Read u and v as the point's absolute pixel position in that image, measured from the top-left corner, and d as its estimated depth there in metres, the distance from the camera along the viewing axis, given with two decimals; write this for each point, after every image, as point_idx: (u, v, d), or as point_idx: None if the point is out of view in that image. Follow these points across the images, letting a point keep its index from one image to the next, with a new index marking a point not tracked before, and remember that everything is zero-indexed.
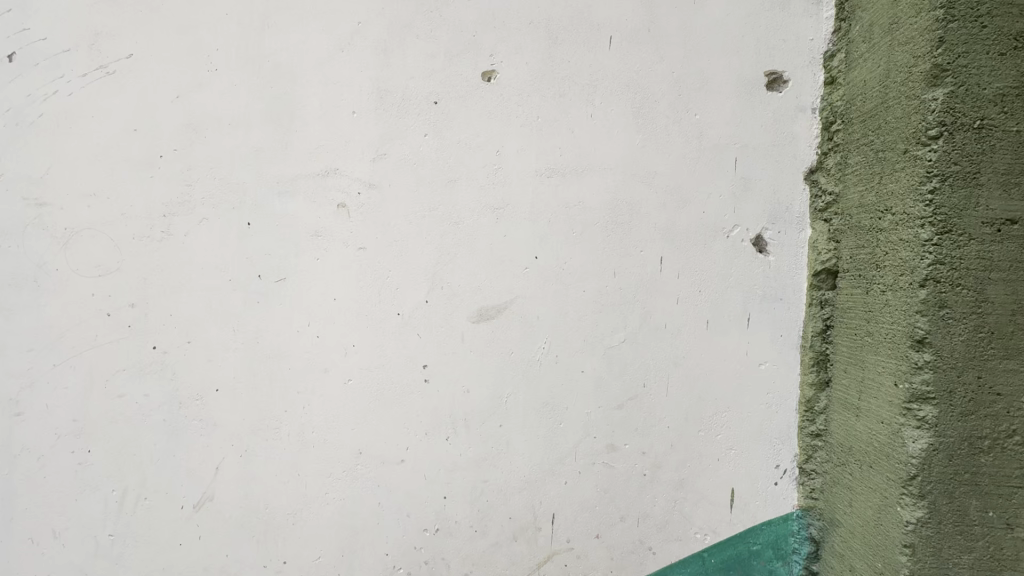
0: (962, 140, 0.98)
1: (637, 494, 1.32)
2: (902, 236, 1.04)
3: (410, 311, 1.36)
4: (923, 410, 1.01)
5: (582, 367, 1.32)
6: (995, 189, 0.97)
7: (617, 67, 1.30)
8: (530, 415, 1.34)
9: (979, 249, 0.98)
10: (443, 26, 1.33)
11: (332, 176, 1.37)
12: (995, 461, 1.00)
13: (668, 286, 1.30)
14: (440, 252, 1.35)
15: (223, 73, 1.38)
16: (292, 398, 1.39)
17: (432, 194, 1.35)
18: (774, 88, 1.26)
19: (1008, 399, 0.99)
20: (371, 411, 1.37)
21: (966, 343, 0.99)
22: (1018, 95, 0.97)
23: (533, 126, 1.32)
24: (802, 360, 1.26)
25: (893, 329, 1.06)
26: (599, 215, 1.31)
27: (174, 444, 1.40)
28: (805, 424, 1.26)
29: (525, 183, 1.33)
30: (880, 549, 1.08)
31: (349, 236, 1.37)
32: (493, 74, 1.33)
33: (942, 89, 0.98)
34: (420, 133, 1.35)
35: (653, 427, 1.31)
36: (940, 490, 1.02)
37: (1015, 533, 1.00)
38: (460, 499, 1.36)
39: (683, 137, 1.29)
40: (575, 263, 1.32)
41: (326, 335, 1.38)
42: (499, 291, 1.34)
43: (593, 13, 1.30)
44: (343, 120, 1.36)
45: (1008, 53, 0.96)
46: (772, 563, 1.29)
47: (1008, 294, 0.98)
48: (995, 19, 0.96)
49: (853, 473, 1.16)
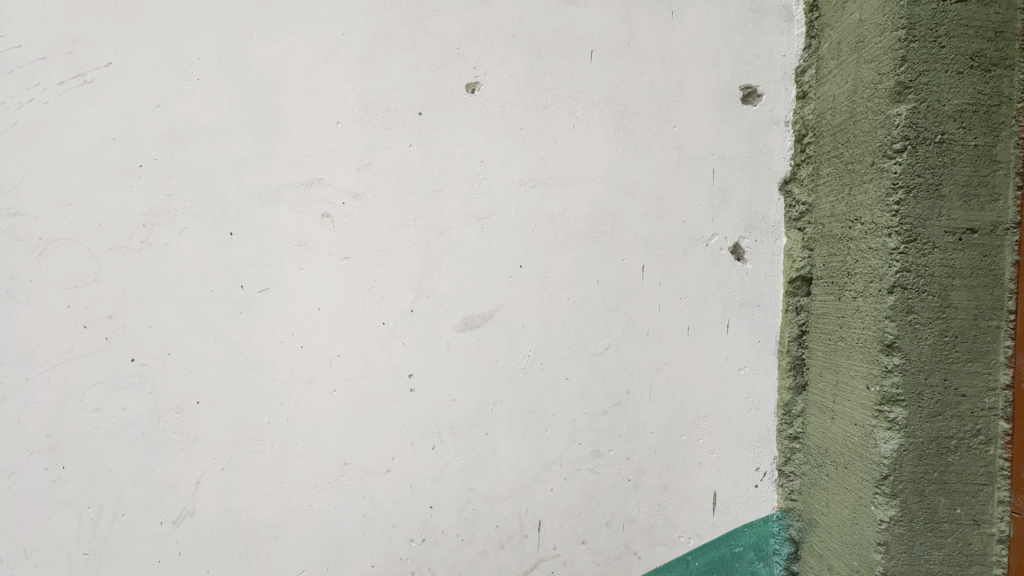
0: (925, 152, 1.01)
1: (622, 499, 1.33)
2: (872, 244, 1.06)
3: (395, 320, 1.36)
4: (894, 412, 1.04)
5: (567, 374, 1.34)
6: (957, 200, 1.01)
7: (598, 80, 1.33)
8: (516, 423, 1.35)
9: (944, 256, 1.01)
10: (427, 38, 1.35)
11: (317, 186, 1.37)
12: (961, 460, 1.03)
13: (651, 293, 1.32)
14: (425, 261, 1.36)
15: (205, 82, 1.37)
16: (276, 410, 1.37)
17: (417, 204, 1.36)
18: (749, 101, 1.31)
19: (972, 400, 1.02)
20: (357, 421, 1.37)
21: (933, 348, 1.02)
22: (975, 111, 1.00)
23: (517, 138, 1.35)
24: (780, 364, 1.30)
25: (864, 334, 1.09)
26: (582, 224, 1.33)
27: (152, 458, 1.37)
28: (784, 428, 1.30)
29: (510, 193, 1.35)
30: (855, 548, 1.11)
31: (334, 245, 1.37)
32: (477, 85, 1.35)
33: (905, 105, 1.01)
34: (405, 143, 1.36)
35: (638, 432, 1.33)
36: (911, 490, 1.04)
37: (982, 528, 1.04)
38: (446, 508, 1.36)
39: (663, 148, 1.32)
40: (559, 271, 1.34)
41: (310, 345, 1.37)
42: (485, 300, 1.35)
43: (574, 28, 1.33)
44: (327, 130, 1.37)
45: (965, 71, 1.00)
46: (754, 564, 1.31)
47: (970, 300, 1.01)
48: (953, 39, 1.00)
49: (829, 474, 1.19)
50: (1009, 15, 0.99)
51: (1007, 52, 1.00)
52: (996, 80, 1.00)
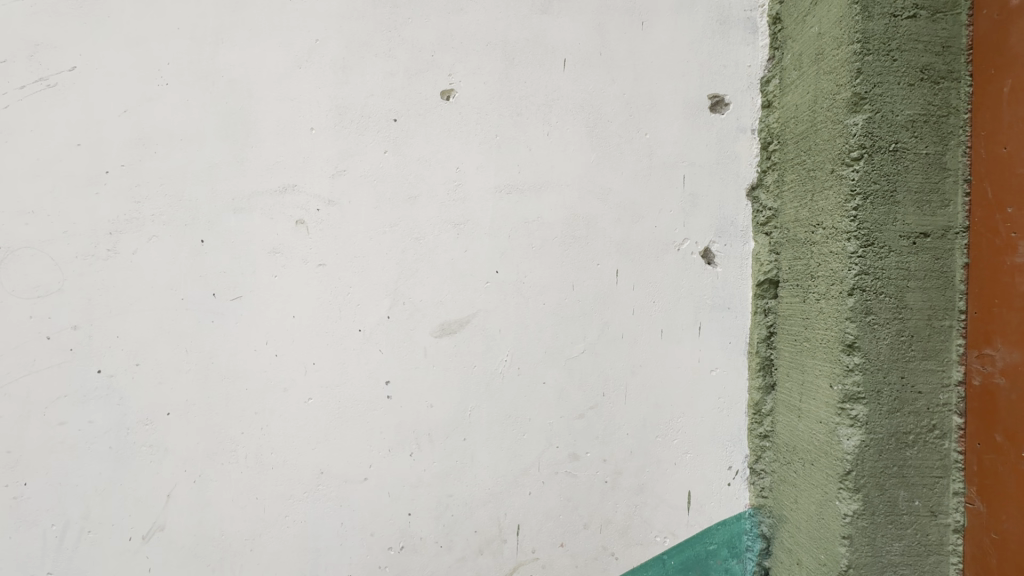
0: (880, 160, 1.04)
1: (599, 501, 1.35)
2: (832, 247, 1.10)
3: (372, 327, 1.36)
4: (855, 410, 1.06)
5: (544, 378, 1.35)
6: (911, 205, 1.04)
7: (571, 88, 1.36)
8: (494, 428, 1.35)
9: (899, 259, 1.04)
10: (401, 45, 1.36)
11: (291, 192, 1.36)
12: (919, 455, 1.06)
13: (625, 297, 1.35)
14: (401, 268, 1.36)
15: (174, 88, 1.35)
16: (250, 420, 1.35)
17: (393, 210, 1.36)
18: (717, 110, 1.35)
19: (929, 397, 1.05)
20: (333, 429, 1.36)
21: (891, 347, 1.05)
22: (926, 121, 1.04)
23: (493, 144, 1.36)
24: (749, 365, 1.34)
25: (827, 334, 1.12)
26: (557, 230, 1.35)
27: (120, 472, 1.34)
28: (755, 427, 1.33)
29: (485, 199, 1.36)
30: (822, 542, 1.13)
31: (309, 252, 1.36)
32: (452, 93, 1.36)
33: (861, 115, 1.04)
34: (380, 150, 1.36)
35: (614, 435, 1.35)
36: (873, 485, 1.07)
37: (940, 520, 1.06)
38: (425, 514, 1.35)
39: (635, 155, 1.35)
40: (535, 277, 1.35)
41: (285, 354, 1.36)
42: (461, 305, 1.36)
43: (548, 36, 1.35)
44: (301, 137, 1.36)
45: (916, 84, 1.04)
46: (727, 561, 1.34)
47: (924, 300, 1.05)
48: (904, 53, 1.04)
49: (797, 471, 1.22)
50: (955, 31, 1.04)
51: (953, 66, 1.04)
52: (944, 92, 1.04)
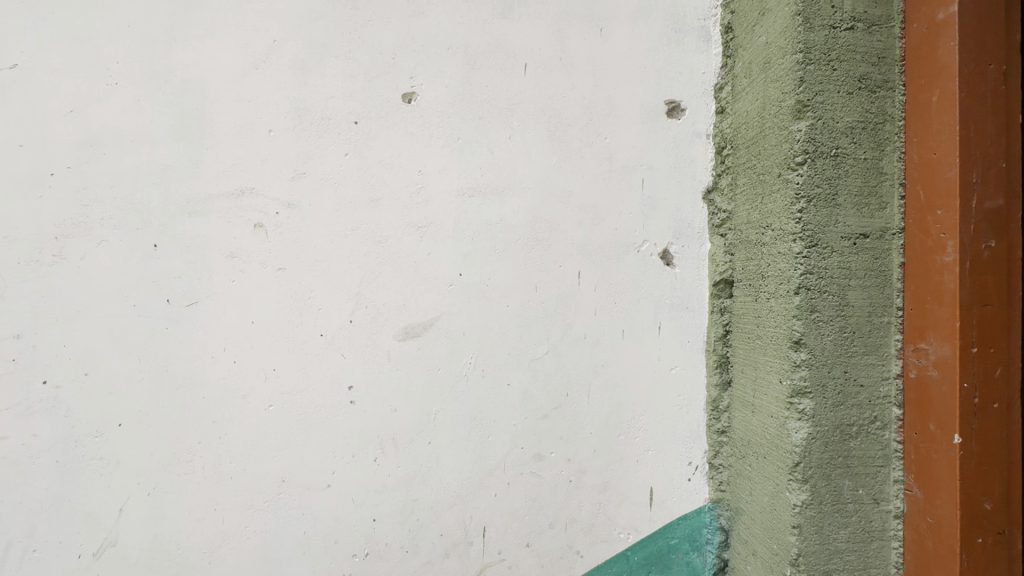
0: (822, 165, 1.09)
1: (564, 500, 1.36)
2: (780, 248, 1.14)
3: (334, 331, 1.34)
4: (802, 404, 1.10)
5: (508, 380, 1.36)
6: (851, 207, 1.09)
7: (532, 92, 1.37)
8: (459, 431, 1.35)
9: (841, 259, 1.09)
10: (362, 47, 1.35)
11: (248, 195, 1.33)
12: (862, 445, 1.11)
13: (587, 298, 1.37)
14: (364, 271, 1.35)
15: (125, 87, 1.31)
16: (207, 429, 1.32)
17: (354, 213, 1.35)
18: (673, 115, 1.39)
19: (870, 389, 1.10)
20: (294, 436, 1.33)
21: (834, 343, 1.10)
22: (864, 128, 1.09)
23: (454, 147, 1.36)
24: (707, 363, 1.38)
25: (776, 332, 1.16)
26: (520, 232, 1.37)
27: (68, 487, 1.28)
28: (713, 422, 1.37)
29: (448, 202, 1.36)
30: (774, 532, 1.17)
31: (268, 256, 1.33)
32: (414, 95, 1.36)
33: (804, 121, 1.09)
34: (341, 152, 1.35)
35: (577, 434, 1.37)
36: (820, 476, 1.10)
37: (882, 507, 1.11)
38: (389, 520, 1.34)
39: (595, 159, 1.38)
40: (498, 279, 1.36)
41: (243, 360, 1.33)
42: (425, 308, 1.36)
43: (508, 41, 1.37)
44: (259, 139, 1.33)
45: (855, 92, 1.09)
46: (689, 555, 1.37)
47: (865, 298, 1.10)
48: (844, 63, 1.09)
49: (751, 464, 1.26)
50: (889, 43, 1.10)
51: (888, 76, 1.10)
52: (880, 100, 1.10)
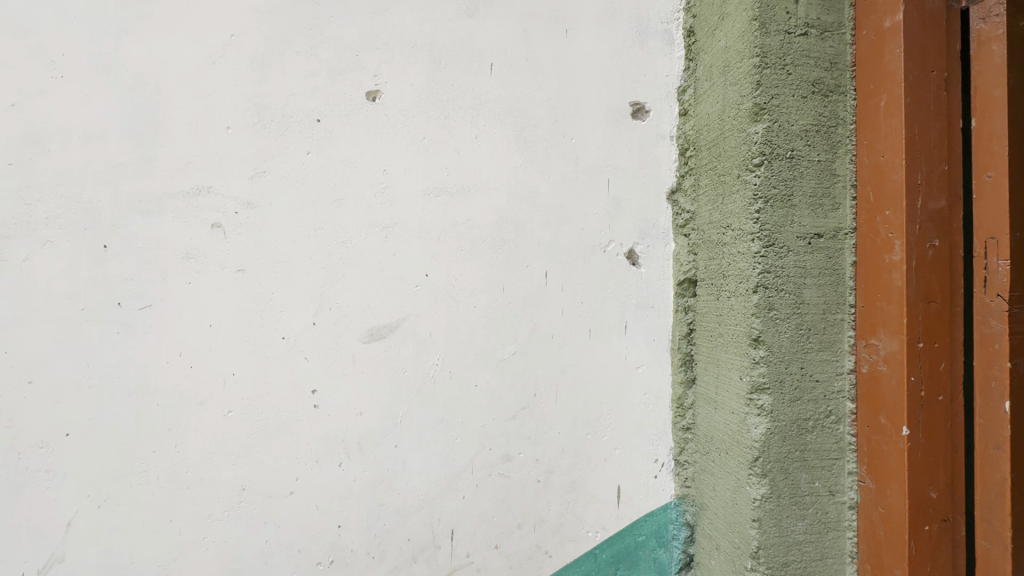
0: (778, 166, 1.11)
1: (532, 500, 1.36)
2: (739, 248, 1.16)
3: (296, 334, 1.31)
4: (761, 399, 1.13)
5: (476, 382, 1.35)
6: (806, 208, 1.12)
7: (498, 92, 1.37)
8: (426, 433, 1.34)
9: (797, 258, 1.12)
10: (324, 44, 1.32)
11: (205, 194, 1.29)
12: (818, 439, 1.14)
13: (554, 298, 1.37)
14: (327, 272, 1.32)
15: (72, 81, 1.25)
16: (162, 437, 1.27)
17: (317, 213, 1.32)
18: (638, 117, 1.40)
19: (825, 384, 1.14)
20: (255, 443, 1.29)
21: (791, 340, 1.12)
22: (818, 131, 1.13)
23: (420, 147, 1.35)
24: (672, 360, 1.40)
25: (737, 329, 1.18)
26: (486, 233, 1.36)
27: (11, 502, 1.22)
28: (678, 420, 1.40)
29: (414, 202, 1.34)
30: (736, 526, 1.19)
31: (226, 257, 1.29)
32: (378, 94, 1.33)
33: (761, 124, 1.11)
34: (303, 151, 1.32)
35: (545, 434, 1.37)
36: (779, 470, 1.13)
37: (837, 498, 1.15)
38: (355, 526, 1.32)
39: (561, 159, 1.38)
40: (465, 279, 1.35)
41: (201, 365, 1.28)
42: (390, 310, 1.33)
43: (474, 40, 1.36)
44: (217, 136, 1.29)
45: (809, 96, 1.12)
46: (655, 551, 1.39)
47: (819, 296, 1.13)
48: (798, 68, 1.12)
49: (714, 459, 1.28)
50: (841, 50, 1.14)
51: (840, 81, 1.13)
52: (833, 104, 1.13)
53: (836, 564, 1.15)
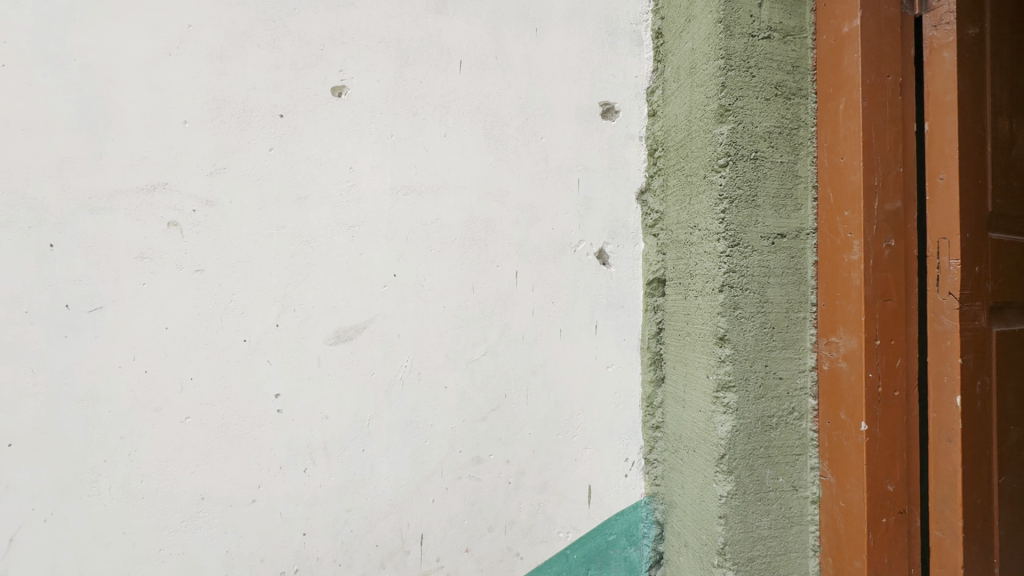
0: (743, 167, 1.13)
1: (503, 502, 1.35)
2: (706, 247, 1.17)
3: (258, 336, 1.27)
4: (727, 397, 1.14)
5: (445, 383, 1.33)
6: (769, 208, 1.14)
7: (467, 90, 1.35)
8: (394, 437, 1.31)
9: (761, 258, 1.14)
10: (287, 37, 1.28)
11: (161, 191, 1.23)
12: (782, 435, 1.16)
13: (524, 298, 1.36)
14: (291, 273, 1.28)
15: (14, 70, 1.18)
16: (114, 445, 1.20)
17: (280, 211, 1.28)
18: (607, 117, 1.41)
19: (788, 381, 1.16)
20: (215, 450, 1.24)
21: (755, 338, 1.14)
22: (780, 133, 1.15)
23: (388, 144, 1.32)
24: (642, 359, 1.41)
25: (704, 328, 1.19)
26: (456, 232, 1.34)
27: None
28: (648, 418, 1.41)
29: (381, 201, 1.32)
30: (704, 523, 1.20)
31: (183, 257, 1.24)
32: (344, 90, 1.30)
33: (726, 125, 1.13)
34: (265, 147, 1.27)
35: (516, 435, 1.36)
36: (744, 467, 1.14)
37: (800, 493, 1.17)
38: (321, 533, 1.28)
39: (532, 158, 1.38)
40: (434, 279, 1.33)
41: (156, 370, 1.22)
42: (357, 311, 1.30)
43: (442, 37, 1.34)
44: (173, 131, 1.24)
45: (772, 99, 1.14)
46: (626, 550, 1.39)
47: (782, 295, 1.15)
48: (761, 71, 1.14)
49: (683, 457, 1.29)
50: (802, 53, 1.16)
51: (801, 84, 1.16)
52: (795, 107, 1.15)
53: (799, 558, 1.17)
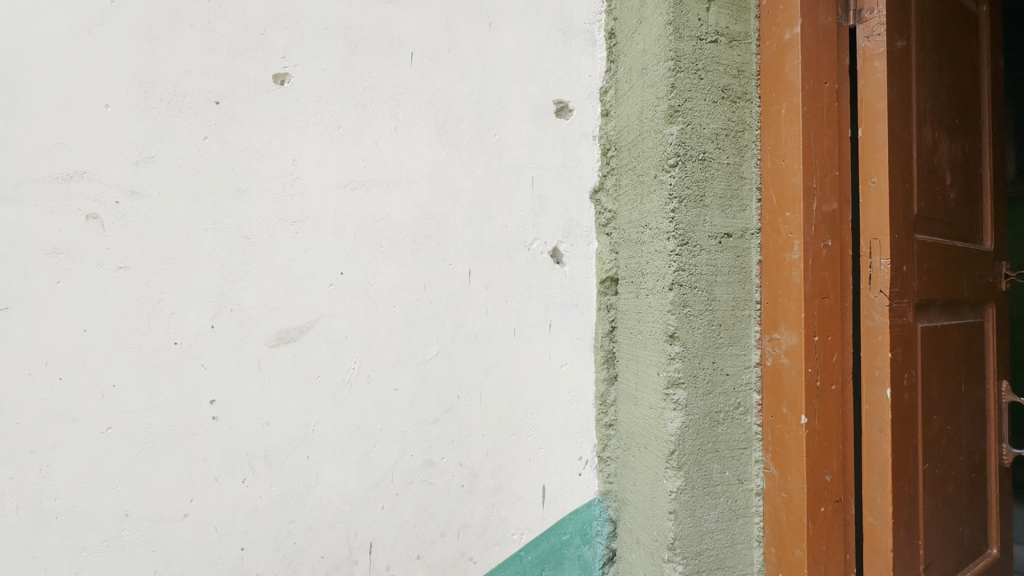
0: (691, 168, 1.15)
1: (456, 506, 1.32)
2: (657, 246, 1.19)
3: (190, 339, 1.18)
4: (677, 394, 1.15)
5: (396, 385, 1.29)
6: (716, 208, 1.17)
7: (419, 82, 1.31)
8: (341, 442, 1.25)
9: (709, 257, 1.16)
10: (224, 18, 1.20)
11: (78, 181, 1.12)
12: (728, 430, 1.19)
13: (477, 297, 1.34)
14: (227, 270, 1.20)
15: None
16: (22, 461, 1.08)
17: (216, 204, 1.19)
18: (561, 115, 1.41)
19: (734, 377, 1.19)
20: (141, 462, 1.15)
21: (703, 335, 1.16)
22: (726, 135, 1.18)
23: (334, 136, 1.26)
24: (596, 358, 1.42)
25: (655, 326, 1.21)
26: (407, 229, 1.30)
27: None
28: (601, 416, 1.42)
29: (327, 195, 1.26)
30: (655, 519, 1.21)
31: (105, 253, 1.13)
32: (287, 77, 1.23)
33: (676, 126, 1.14)
34: (199, 136, 1.19)
35: (468, 437, 1.33)
36: (693, 462, 1.16)
37: (746, 486, 1.20)
38: (261, 546, 1.21)
39: (485, 155, 1.35)
40: (384, 278, 1.28)
41: (73, 377, 1.12)
42: (302, 311, 1.24)
43: (393, 27, 1.30)
44: (93, 114, 1.13)
45: (718, 102, 1.17)
46: (580, 548, 1.40)
47: (729, 293, 1.18)
48: (708, 74, 1.16)
49: (635, 454, 1.30)
50: (747, 58, 1.19)
51: (746, 89, 1.19)
52: (741, 110, 1.19)
53: (745, 549, 1.20)
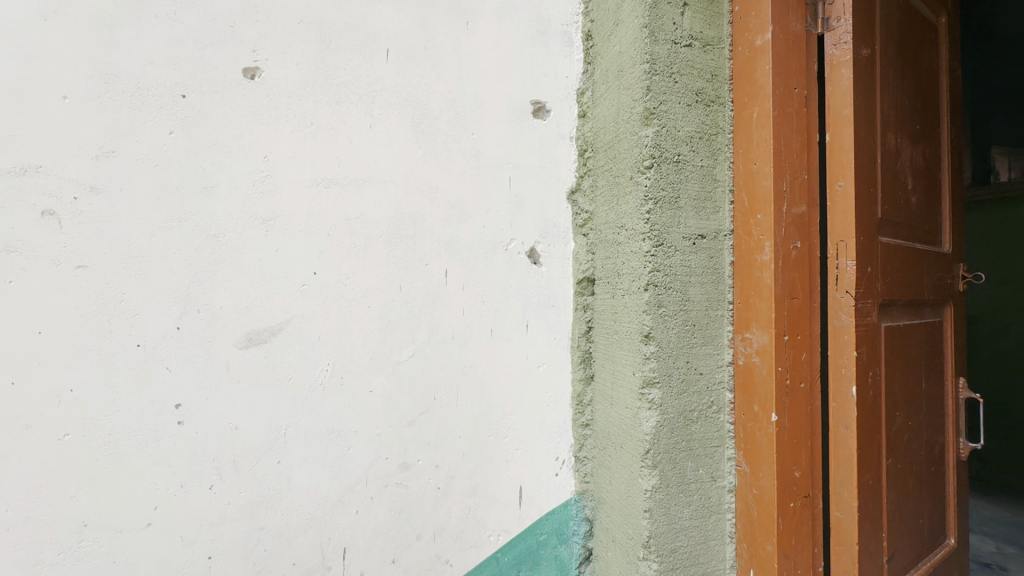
0: (666, 169, 1.16)
1: (432, 508, 1.31)
2: (632, 247, 1.20)
3: (155, 341, 1.13)
4: (652, 393, 1.16)
5: (370, 387, 1.26)
6: (690, 210, 1.19)
7: (394, 80, 1.29)
8: (314, 446, 1.22)
9: (683, 258, 1.18)
10: (190, 9, 1.16)
11: (32, 175, 1.07)
12: (702, 428, 1.20)
13: (454, 298, 1.33)
14: (194, 270, 1.16)
15: None
16: None
17: (182, 201, 1.15)
18: (539, 115, 1.41)
19: (707, 376, 1.21)
20: (101, 470, 1.10)
21: (677, 335, 1.18)
22: (700, 138, 1.20)
23: (307, 132, 1.23)
24: (572, 358, 1.43)
25: (630, 327, 1.22)
26: (382, 228, 1.28)
27: None
28: (578, 416, 1.43)
29: (300, 193, 1.23)
30: (630, 518, 1.22)
31: (62, 251, 1.08)
32: (258, 72, 1.20)
33: (651, 128, 1.15)
34: (164, 130, 1.14)
35: (444, 439, 1.32)
36: (667, 460, 1.17)
37: (718, 483, 1.22)
38: (230, 555, 1.17)
39: (462, 155, 1.34)
40: (358, 278, 1.26)
41: (27, 382, 1.06)
42: (273, 312, 1.21)
43: (368, 23, 1.27)
44: (48, 105, 1.07)
45: (692, 105, 1.19)
46: (556, 548, 1.40)
47: (703, 293, 1.20)
48: (683, 77, 1.18)
49: (611, 453, 1.31)
50: (720, 63, 1.21)
51: (719, 93, 1.21)
52: (714, 114, 1.21)
53: (717, 546, 1.22)
